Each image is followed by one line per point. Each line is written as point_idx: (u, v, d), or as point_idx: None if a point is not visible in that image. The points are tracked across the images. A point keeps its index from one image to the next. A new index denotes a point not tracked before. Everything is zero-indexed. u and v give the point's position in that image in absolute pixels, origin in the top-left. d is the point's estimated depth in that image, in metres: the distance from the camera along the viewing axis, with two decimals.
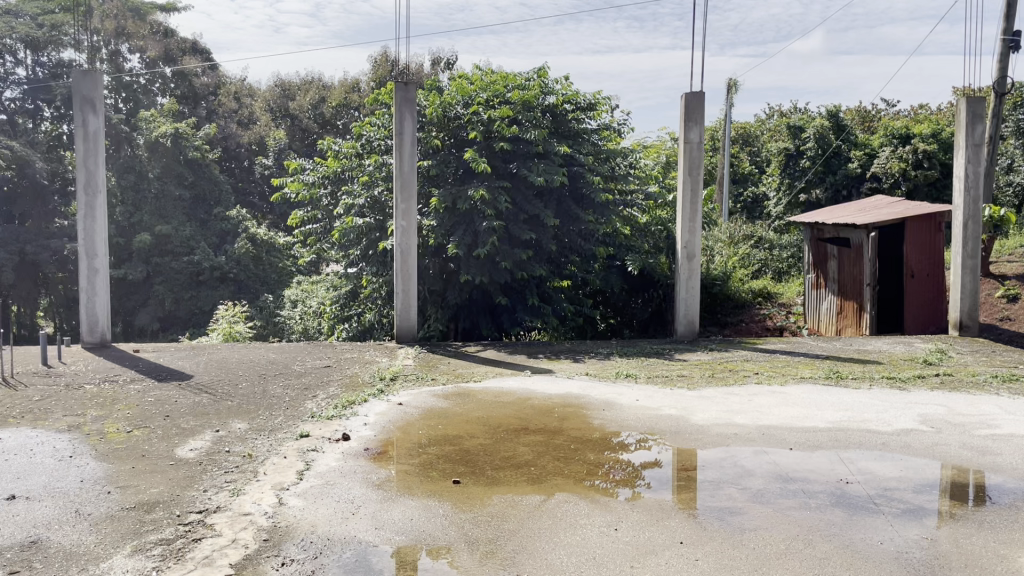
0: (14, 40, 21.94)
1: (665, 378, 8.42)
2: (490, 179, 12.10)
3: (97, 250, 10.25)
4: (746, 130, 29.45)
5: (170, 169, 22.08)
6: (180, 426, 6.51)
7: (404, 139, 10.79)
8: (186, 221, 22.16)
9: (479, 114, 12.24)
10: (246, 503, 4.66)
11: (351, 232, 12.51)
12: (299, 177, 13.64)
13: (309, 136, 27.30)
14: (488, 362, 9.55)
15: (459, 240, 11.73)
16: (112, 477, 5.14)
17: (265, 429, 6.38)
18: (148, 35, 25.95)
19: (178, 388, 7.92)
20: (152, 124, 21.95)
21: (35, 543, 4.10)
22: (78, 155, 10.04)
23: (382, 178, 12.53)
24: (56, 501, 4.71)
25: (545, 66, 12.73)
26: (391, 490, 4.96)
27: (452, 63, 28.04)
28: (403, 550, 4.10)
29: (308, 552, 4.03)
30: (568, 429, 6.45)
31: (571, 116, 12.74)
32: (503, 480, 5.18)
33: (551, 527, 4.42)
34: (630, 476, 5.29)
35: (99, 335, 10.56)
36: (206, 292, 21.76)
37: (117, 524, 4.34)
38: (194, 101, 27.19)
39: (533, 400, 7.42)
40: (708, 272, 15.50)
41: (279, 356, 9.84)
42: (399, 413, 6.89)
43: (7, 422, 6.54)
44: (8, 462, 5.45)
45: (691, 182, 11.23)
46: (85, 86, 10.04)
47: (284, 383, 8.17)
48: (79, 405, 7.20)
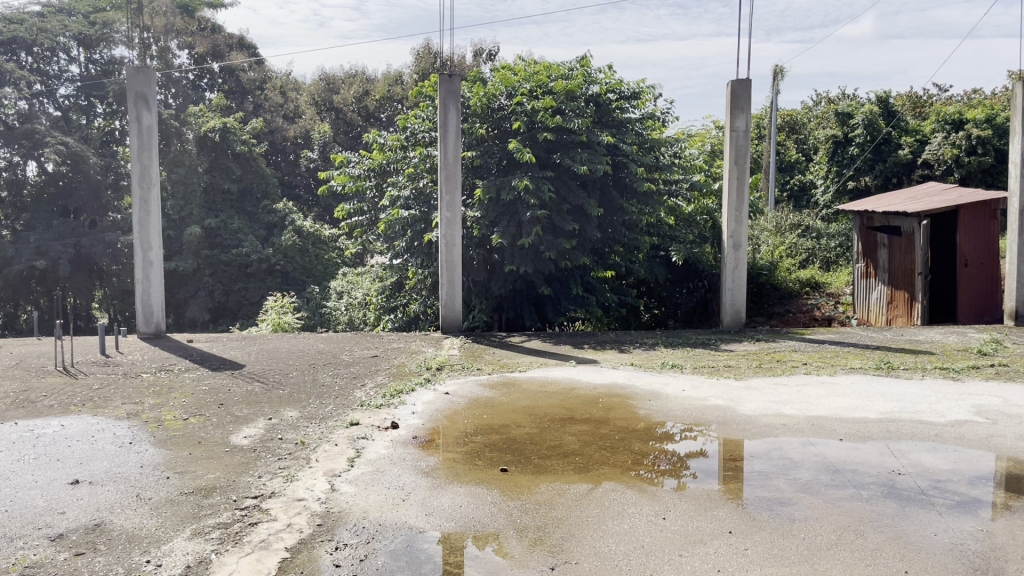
0: (68, 38, 22.52)
1: (711, 369, 8.35)
2: (534, 169, 12.12)
3: (152, 243, 10.51)
4: (792, 117, 28.36)
5: (218, 163, 22.64)
6: (234, 414, 6.66)
7: (449, 129, 10.86)
8: (234, 215, 22.66)
9: (523, 104, 12.30)
10: (299, 489, 4.75)
11: (396, 224, 12.63)
12: (345, 170, 13.86)
13: (353, 130, 27.83)
14: (534, 352, 9.60)
15: (503, 230, 11.80)
16: (170, 463, 5.29)
17: (316, 417, 6.51)
18: (195, 32, 26.27)
19: (231, 377, 8.11)
20: (201, 119, 22.55)
21: (99, 526, 4.24)
22: (132, 149, 10.28)
23: (427, 170, 12.67)
24: (118, 485, 4.87)
25: (589, 55, 12.65)
26: (439, 477, 5.03)
27: (493, 53, 27.98)
28: (451, 536, 4.16)
29: (361, 537, 4.10)
30: (613, 419, 6.44)
31: (614, 105, 12.63)
32: (549, 469, 5.22)
33: (600, 515, 4.44)
34: (676, 466, 5.28)
35: (154, 325, 10.81)
36: (255, 283, 22.06)
37: (177, 508, 4.48)
38: (241, 96, 27.18)
39: (578, 391, 7.42)
40: (755, 261, 15.29)
41: (328, 346, 9.98)
42: (445, 402, 6.95)
43: (69, 410, 6.76)
44: (71, 448, 5.63)
45: (738, 172, 11.09)
46: (138, 82, 10.27)
47: (333, 372, 8.33)
48: (137, 393, 7.41)
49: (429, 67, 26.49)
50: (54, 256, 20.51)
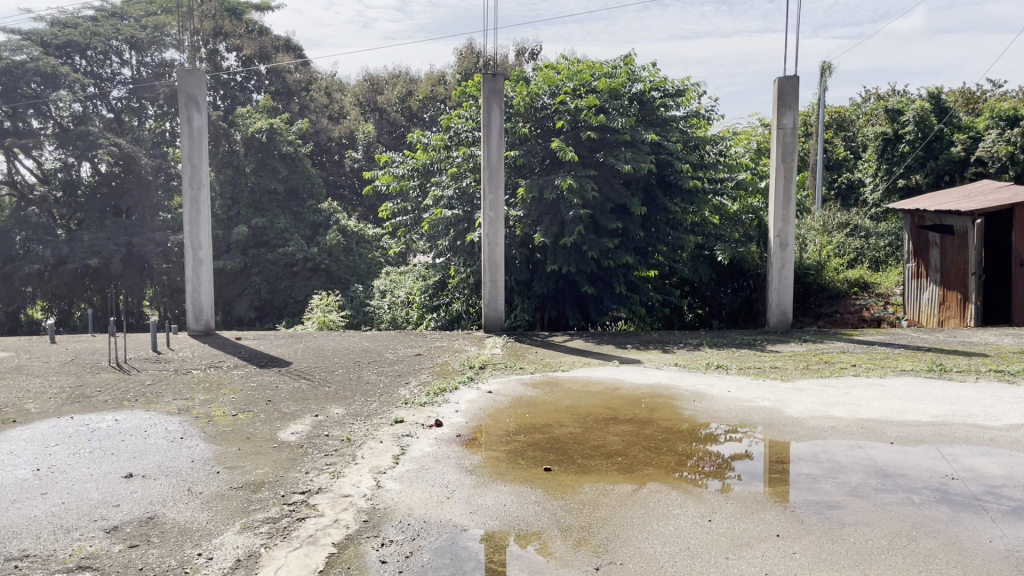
0: (120, 41, 23.06)
1: (757, 369, 8.25)
2: (577, 168, 12.09)
3: (201, 243, 10.72)
4: (840, 113, 27.89)
5: (265, 163, 22.92)
6: (282, 410, 6.76)
7: (492, 128, 10.88)
8: (281, 215, 23.01)
9: (566, 103, 12.30)
10: (345, 485, 4.81)
11: (439, 223, 12.70)
12: (389, 170, 13.98)
13: (397, 130, 28.17)
14: (577, 352, 9.57)
15: (546, 229, 11.79)
16: (220, 458, 5.39)
17: (361, 414, 6.58)
18: (243, 34, 26.50)
19: (278, 374, 8.23)
20: (249, 120, 22.84)
21: (152, 519, 4.34)
22: (183, 151, 10.50)
23: (470, 170, 12.72)
24: (170, 479, 4.98)
25: (632, 53, 12.59)
26: (483, 475, 5.05)
27: (536, 52, 27.96)
28: (494, 534, 4.17)
29: (406, 534, 4.14)
30: (657, 420, 6.40)
31: (658, 103, 12.53)
32: (592, 469, 5.19)
33: (644, 516, 4.41)
34: (721, 468, 5.22)
35: (204, 323, 11.02)
36: (300, 282, 22.33)
37: (227, 503, 4.56)
38: (288, 97, 27.36)
39: (621, 390, 7.39)
40: (801, 261, 15.07)
41: (373, 344, 10.07)
42: (488, 401, 6.97)
43: (123, 405, 6.92)
44: (125, 442, 5.76)
45: (785, 169, 10.94)
46: (189, 85, 10.47)
47: (378, 370, 8.41)
48: (188, 389, 7.56)
49: (472, 67, 26.60)
50: (107, 255, 20.99)
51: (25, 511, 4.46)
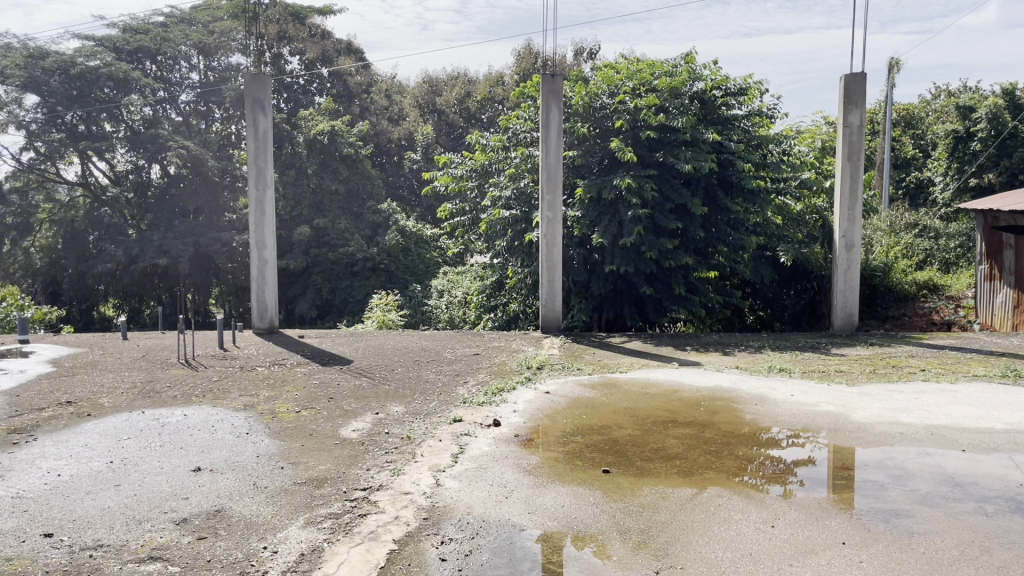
0: (189, 46, 23.76)
1: (821, 373, 8.08)
2: (636, 168, 12.00)
3: (266, 242, 10.96)
4: (909, 111, 27.06)
5: (327, 165, 23.37)
6: (343, 408, 6.87)
7: (551, 128, 10.86)
8: (342, 215, 23.38)
9: (625, 103, 12.24)
10: (405, 483, 4.86)
11: (498, 224, 12.73)
12: (448, 171, 14.10)
13: (455, 131, 28.44)
14: (636, 353, 9.49)
15: (604, 230, 11.72)
16: (284, 453, 5.51)
17: (421, 413, 6.65)
18: (306, 38, 26.91)
19: (339, 372, 8.36)
20: (311, 122, 23.36)
21: (219, 512, 4.45)
22: (249, 152, 10.74)
23: (529, 170, 12.71)
24: (237, 473, 5.10)
25: (693, 51, 12.46)
26: (541, 476, 5.04)
27: (594, 52, 27.85)
28: (552, 535, 4.17)
29: (466, 532, 4.16)
30: (718, 423, 6.31)
31: (720, 102, 12.35)
32: (651, 472, 5.15)
33: (705, 521, 4.35)
34: (781, 473, 5.13)
35: (268, 321, 11.27)
36: (360, 282, 22.62)
37: (291, 497, 4.66)
38: (349, 99, 27.87)
39: (681, 393, 7.30)
40: (867, 262, 14.70)
41: (432, 343, 10.16)
42: (546, 401, 6.96)
43: (191, 400, 7.12)
44: (194, 437, 5.93)
45: (851, 169, 10.68)
46: (255, 88, 10.68)
47: (437, 369, 8.48)
48: (253, 386, 7.73)
49: (530, 68, 26.63)
50: (175, 254, 21.60)
51: (99, 502, 4.62)
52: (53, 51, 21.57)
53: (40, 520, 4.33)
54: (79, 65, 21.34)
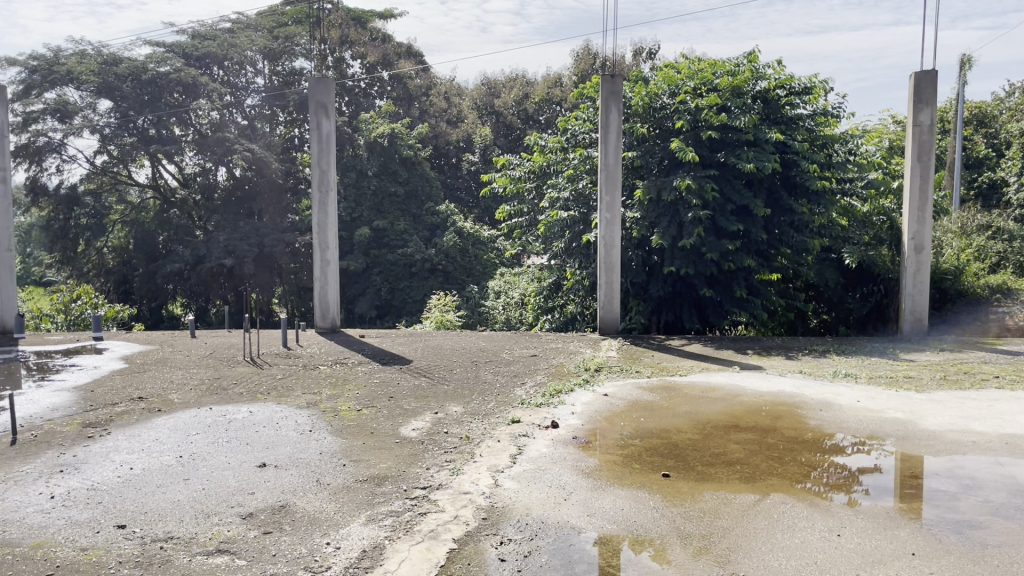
0: (256, 52, 24.32)
1: (888, 379, 7.86)
2: (697, 168, 11.87)
3: (329, 243, 11.14)
4: (982, 109, 26.08)
5: (387, 167, 23.70)
6: (403, 407, 6.94)
7: (610, 129, 10.81)
8: (401, 217, 23.64)
9: (686, 103, 12.13)
10: (465, 482, 4.89)
11: (556, 225, 12.72)
12: (506, 173, 14.14)
13: (513, 132, 28.41)
14: (696, 356, 9.38)
15: (664, 231, 11.61)
16: (347, 451, 5.59)
17: (479, 413, 6.68)
18: (368, 42, 27.17)
19: (399, 371, 8.45)
20: (372, 125, 23.72)
21: (284, 507, 4.54)
22: (313, 155, 10.94)
23: (587, 172, 12.67)
24: (300, 469, 5.20)
25: (757, 50, 12.27)
26: (600, 479, 5.02)
27: (654, 52, 27.62)
28: (610, 539, 4.14)
29: (525, 533, 4.17)
30: (781, 428, 6.20)
31: (784, 101, 12.14)
32: (712, 477, 5.08)
33: (768, 527, 4.27)
34: (846, 481, 5.00)
35: (330, 321, 11.47)
36: (418, 282, 22.82)
37: (353, 494, 4.73)
38: (409, 102, 28.23)
39: (743, 397, 7.18)
40: (938, 264, 14.25)
41: (490, 344, 10.19)
42: (604, 403, 6.93)
43: (257, 398, 7.29)
44: (259, 433, 6.07)
45: (921, 169, 10.38)
46: (319, 92, 10.88)
47: (495, 370, 8.51)
48: (316, 384, 7.87)
49: (588, 68, 26.54)
50: (240, 254, 22.10)
51: (169, 495, 4.76)
52: (126, 57, 22.25)
53: (113, 512, 4.48)
54: (150, 71, 21.95)
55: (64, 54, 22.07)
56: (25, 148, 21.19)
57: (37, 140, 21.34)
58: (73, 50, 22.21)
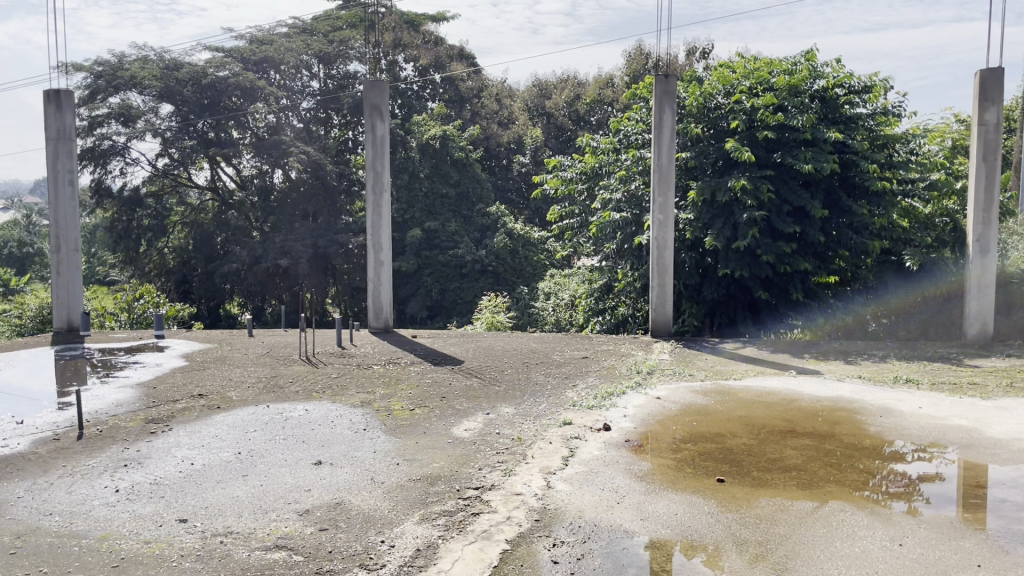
0: (311, 56, 24.75)
1: (952, 385, 7.63)
2: (752, 169, 11.72)
3: (383, 244, 11.26)
4: None
5: (438, 169, 23.89)
6: (456, 407, 6.98)
7: (664, 129, 10.72)
8: (452, 218, 23.78)
9: (741, 102, 11.99)
10: (517, 484, 4.89)
11: (608, 227, 12.65)
12: (557, 174, 14.11)
13: (564, 134, 28.50)
14: (751, 360, 9.23)
15: (718, 232, 11.49)
16: (400, 450, 5.64)
17: (531, 415, 6.68)
18: (420, 45, 27.52)
19: (451, 372, 8.51)
20: (424, 128, 23.93)
21: (339, 505, 4.60)
22: (368, 157, 11.08)
23: (639, 173, 12.58)
24: (355, 468, 5.26)
25: (815, 48, 12.07)
26: (654, 482, 4.97)
27: (707, 51, 27.29)
28: (664, 544, 4.10)
29: (578, 536, 4.15)
30: (839, 434, 6.07)
31: (842, 100, 11.90)
32: (769, 483, 5.00)
33: (827, 535, 4.18)
34: (907, 490, 4.87)
35: (383, 321, 11.60)
36: (468, 283, 22.92)
37: (406, 493, 4.77)
38: (461, 104, 28.44)
39: (799, 402, 7.05)
40: (1004, 267, 13.78)
41: (541, 346, 10.18)
42: (657, 407, 6.87)
43: (312, 396, 7.40)
44: (315, 431, 6.17)
45: (986, 169, 10.08)
46: (374, 95, 11.02)
47: (546, 372, 8.50)
48: (370, 383, 7.97)
49: (641, 68, 26.34)
50: (296, 255, 22.47)
51: (229, 490, 4.86)
52: (186, 62, 22.78)
53: (175, 506, 4.59)
54: (210, 76, 22.45)
55: (128, 59, 22.68)
56: (91, 151, 21.86)
57: (101, 144, 21.99)
58: (136, 56, 22.82)
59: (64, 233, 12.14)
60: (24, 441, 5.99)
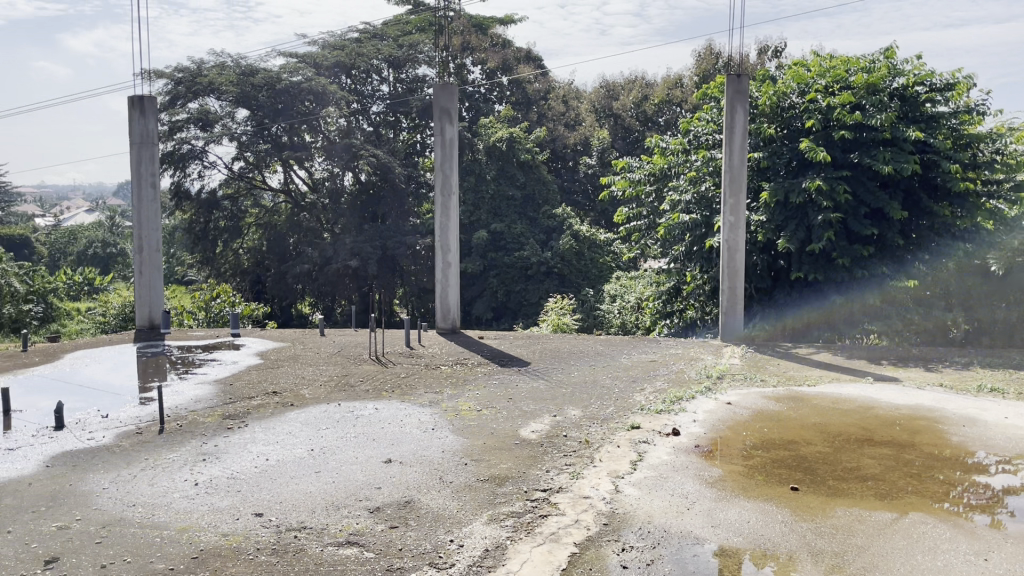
0: (381, 61, 25.08)
1: None
2: (827, 169, 11.47)
3: (450, 246, 11.37)
4: None
5: (505, 172, 23.92)
6: (523, 408, 6.99)
7: (735, 131, 10.54)
8: (518, 220, 23.81)
9: (817, 101, 11.71)
10: (585, 487, 4.86)
11: (677, 229, 12.50)
12: (625, 175, 14.00)
13: (631, 134, 28.42)
14: (825, 365, 8.99)
15: (791, 235, 11.31)
16: (468, 450, 5.67)
17: (598, 417, 6.64)
18: (488, 47, 27.84)
19: (518, 373, 8.52)
20: (491, 130, 24.01)
21: (409, 503, 4.65)
22: (437, 160, 11.18)
23: (710, 174, 12.41)
24: (424, 467, 5.30)
25: (894, 45, 11.70)
26: (725, 489, 4.88)
27: (780, 50, 26.68)
28: (735, 552, 4.01)
29: (647, 541, 4.10)
30: (919, 444, 5.86)
31: (924, 98, 11.50)
32: (846, 492, 4.86)
33: (906, 548, 4.04)
34: (990, 502, 4.67)
35: (450, 323, 11.65)
36: (534, 285, 22.92)
37: (475, 494, 4.78)
38: (528, 106, 28.59)
39: (876, 410, 6.84)
40: None
41: (609, 349, 10.11)
42: (727, 412, 6.75)
43: (381, 395, 7.50)
44: (385, 430, 6.25)
45: None
46: (443, 98, 11.10)
47: (613, 375, 8.44)
48: (438, 383, 8.03)
49: (710, 68, 25.93)
50: (364, 256, 22.84)
51: (302, 486, 4.96)
52: (261, 68, 23.37)
53: (251, 500, 4.70)
54: (283, 81, 22.96)
55: (206, 66, 23.39)
56: (170, 155, 22.64)
57: (181, 148, 22.77)
58: (214, 62, 23.51)
59: (146, 234, 12.59)
60: (109, 434, 6.22)
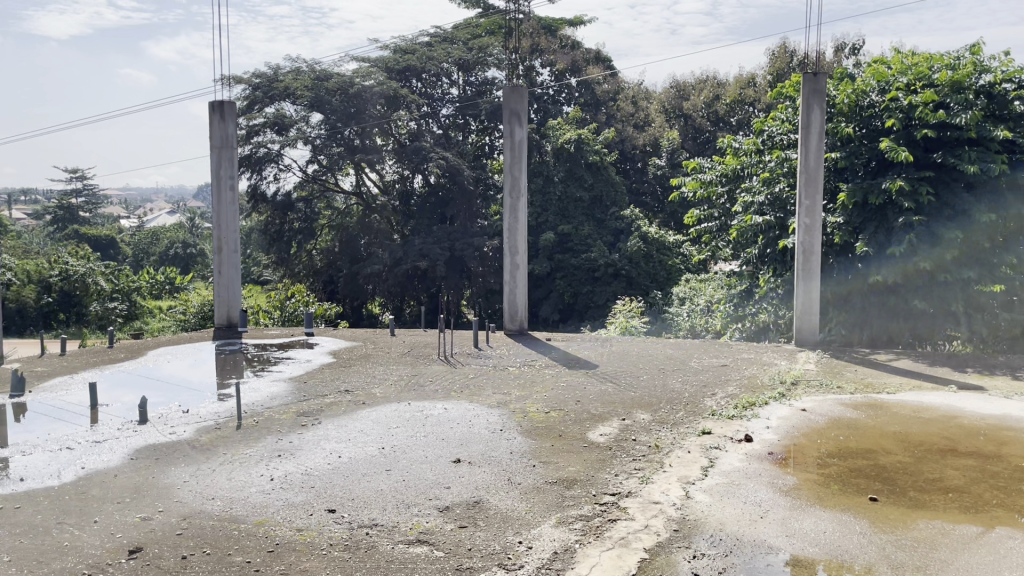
0: (451, 64, 25.26)
1: None
2: (909, 170, 11.19)
3: (518, 248, 11.39)
4: None
5: (574, 174, 23.80)
6: (591, 411, 6.95)
7: (811, 129, 10.26)
8: (586, 221, 23.69)
9: (897, 100, 11.33)
10: (654, 492, 4.81)
11: (749, 231, 12.38)
12: (696, 176, 13.84)
13: (702, 135, 27.97)
14: (905, 372, 8.68)
15: (870, 237, 11.22)
16: (536, 452, 5.67)
17: (668, 422, 6.55)
18: (558, 49, 27.89)
19: (586, 376, 8.48)
20: (559, 131, 23.95)
21: (477, 504, 4.66)
22: (506, 162, 11.21)
23: (784, 175, 12.15)
24: (492, 468, 5.32)
25: (980, 41, 11.22)
26: (800, 498, 4.76)
27: (857, 47, 25.95)
28: (811, 562, 3.91)
29: (719, 549, 4.03)
30: (1008, 456, 5.60)
31: (1012, 96, 11.00)
32: (928, 504, 4.68)
33: (994, 564, 3.87)
34: None
35: (518, 323, 11.73)
36: (601, 287, 22.78)
37: (543, 496, 4.77)
38: (597, 108, 28.49)
39: (960, 419, 6.58)
40: None
41: (678, 352, 9.98)
42: (802, 418, 6.60)
43: (450, 395, 7.56)
44: (454, 430, 6.30)
45: None
46: (513, 100, 11.12)
47: (684, 379, 8.33)
48: (506, 385, 8.05)
49: (785, 67, 25.37)
50: (433, 258, 23.08)
51: (373, 484, 5.03)
52: (335, 73, 23.88)
53: (325, 496, 4.81)
54: (356, 85, 23.41)
55: (282, 72, 23.99)
56: (247, 158, 23.29)
57: (257, 151, 23.40)
58: (290, 67, 24.10)
59: (225, 236, 12.97)
60: (189, 429, 6.43)
